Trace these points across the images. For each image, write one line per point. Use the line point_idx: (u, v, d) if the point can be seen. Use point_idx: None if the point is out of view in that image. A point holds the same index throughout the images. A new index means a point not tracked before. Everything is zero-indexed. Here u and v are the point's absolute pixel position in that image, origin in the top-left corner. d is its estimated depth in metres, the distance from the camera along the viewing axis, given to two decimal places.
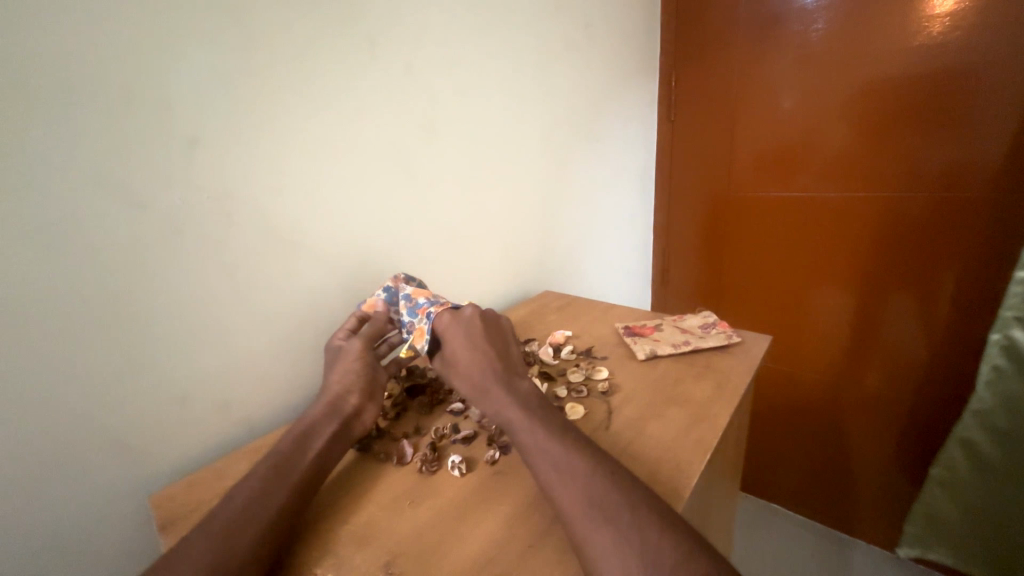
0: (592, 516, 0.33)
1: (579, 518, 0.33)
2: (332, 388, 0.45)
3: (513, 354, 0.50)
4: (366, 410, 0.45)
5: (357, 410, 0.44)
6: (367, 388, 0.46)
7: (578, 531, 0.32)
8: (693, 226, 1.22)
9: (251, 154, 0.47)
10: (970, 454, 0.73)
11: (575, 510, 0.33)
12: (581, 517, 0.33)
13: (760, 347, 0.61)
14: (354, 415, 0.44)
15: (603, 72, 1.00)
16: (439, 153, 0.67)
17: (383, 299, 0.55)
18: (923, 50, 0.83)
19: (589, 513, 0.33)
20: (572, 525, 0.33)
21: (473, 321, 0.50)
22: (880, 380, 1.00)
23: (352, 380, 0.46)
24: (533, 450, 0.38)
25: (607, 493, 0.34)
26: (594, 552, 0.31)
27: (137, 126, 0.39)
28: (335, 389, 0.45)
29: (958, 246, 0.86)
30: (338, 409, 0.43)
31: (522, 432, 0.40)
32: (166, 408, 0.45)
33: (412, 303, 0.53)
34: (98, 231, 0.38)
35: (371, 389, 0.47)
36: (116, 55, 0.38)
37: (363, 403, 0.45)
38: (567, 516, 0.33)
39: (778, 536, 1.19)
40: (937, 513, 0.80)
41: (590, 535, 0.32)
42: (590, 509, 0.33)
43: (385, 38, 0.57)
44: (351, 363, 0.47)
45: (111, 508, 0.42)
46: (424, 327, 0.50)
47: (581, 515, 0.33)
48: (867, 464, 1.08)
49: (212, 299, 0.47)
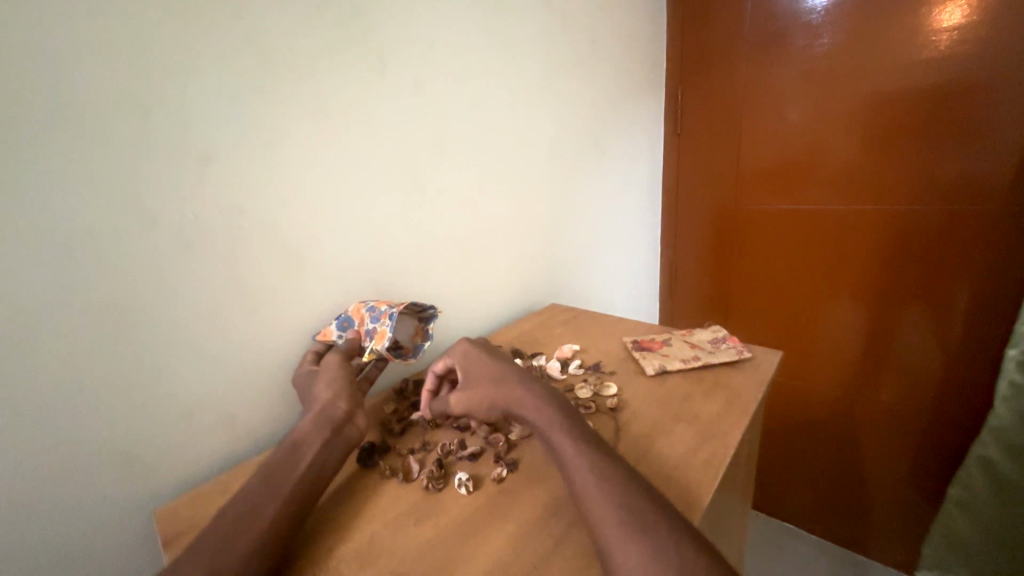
0: (620, 526, 0.32)
1: (611, 526, 0.32)
2: (320, 398, 0.44)
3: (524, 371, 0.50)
4: (358, 416, 0.44)
5: (350, 414, 0.43)
6: (356, 394, 0.45)
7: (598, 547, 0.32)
8: (700, 238, 1.22)
9: (260, 168, 0.48)
10: (988, 474, 0.69)
11: (606, 519, 0.33)
12: (613, 525, 0.32)
13: (770, 362, 0.60)
14: (347, 420, 0.43)
15: (609, 86, 1.01)
16: (447, 167, 0.67)
17: (338, 327, 0.54)
18: (930, 64, 0.82)
19: (619, 522, 0.32)
20: (601, 535, 0.32)
21: (486, 348, 0.53)
22: (894, 395, 0.98)
23: (341, 387, 0.45)
24: (570, 456, 0.38)
25: (617, 512, 0.33)
26: (624, 561, 0.30)
27: (150, 142, 0.40)
28: (324, 398, 0.44)
29: (972, 259, 0.84)
30: (330, 416, 0.42)
31: (563, 446, 0.39)
32: (173, 421, 0.45)
33: (374, 311, 0.53)
34: (108, 243, 0.39)
35: (359, 396, 0.46)
36: (130, 73, 0.39)
37: (355, 408, 0.44)
38: (596, 525, 0.33)
39: (791, 557, 1.15)
40: (955, 535, 0.75)
41: (610, 550, 0.31)
42: (596, 532, 0.32)
43: (395, 56, 0.58)
44: (334, 374, 0.47)
45: (112, 523, 0.42)
46: (386, 328, 0.51)
47: (611, 524, 0.32)
48: (882, 483, 1.05)
49: (221, 312, 0.47)
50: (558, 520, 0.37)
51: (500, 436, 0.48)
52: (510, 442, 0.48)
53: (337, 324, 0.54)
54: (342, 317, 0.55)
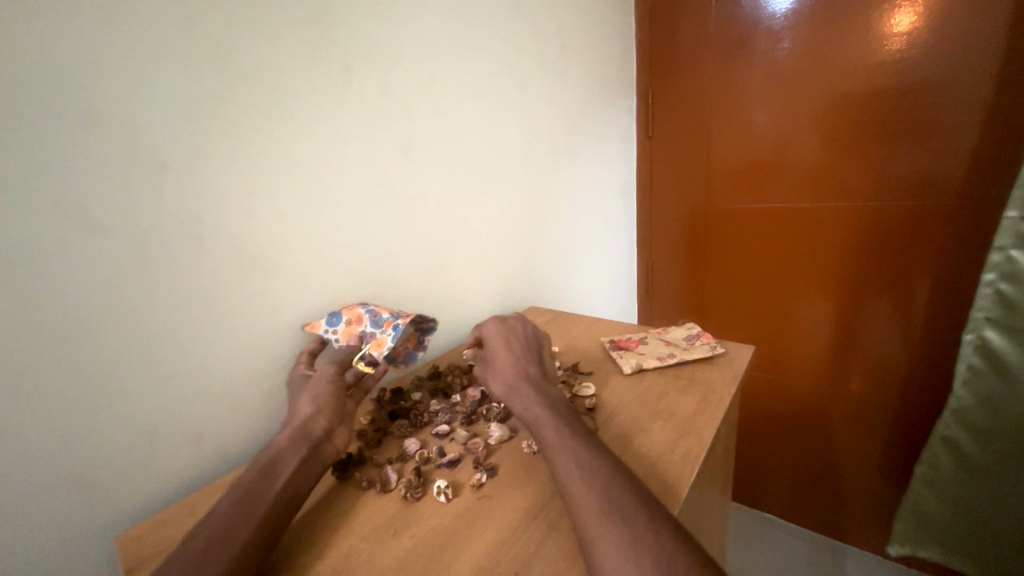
0: (606, 515, 0.32)
1: (592, 521, 0.32)
2: (301, 413, 0.44)
3: (547, 368, 0.50)
4: (337, 433, 0.44)
5: (329, 433, 0.43)
6: (338, 411, 0.45)
7: (589, 533, 0.32)
8: (674, 237, 1.24)
9: (222, 176, 0.46)
10: (953, 452, 0.66)
11: (591, 508, 0.33)
12: (594, 519, 0.32)
13: (743, 357, 0.61)
14: (325, 438, 0.42)
15: (580, 90, 1.02)
16: (417, 172, 0.67)
17: (328, 321, 0.54)
18: (886, 66, 0.86)
19: (603, 511, 0.33)
20: (584, 525, 0.33)
21: (515, 333, 0.53)
22: (864, 384, 1.01)
23: (324, 402, 0.45)
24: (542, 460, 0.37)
25: (598, 503, 0.33)
26: (601, 570, 0.30)
27: (105, 154, 0.39)
28: (304, 412, 0.43)
29: (932, 250, 0.88)
30: (309, 434, 0.42)
31: (545, 429, 0.41)
32: (136, 441, 0.43)
33: (375, 317, 0.53)
34: (55, 259, 0.37)
35: (342, 412, 0.46)
36: (77, 80, 0.37)
37: (334, 426, 0.44)
38: (582, 516, 0.33)
39: (773, 547, 1.17)
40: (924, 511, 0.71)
41: (601, 536, 0.31)
42: (582, 521, 0.33)
43: (360, 61, 0.57)
44: (321, 388, 0.46)
45: (66, 553, 0.40)
46: (386, 338, 0.50)
47: (596, 514, 0.33)
48: (856, 469, 1.08)
49: (183, 325, 0.45)
50: (538, 524, 0.37)
51: (479, 442, 0.48)
52: (489, 447, 0.48)
53: (327, 317, 0.54)
54: (334, 313, 0.55)
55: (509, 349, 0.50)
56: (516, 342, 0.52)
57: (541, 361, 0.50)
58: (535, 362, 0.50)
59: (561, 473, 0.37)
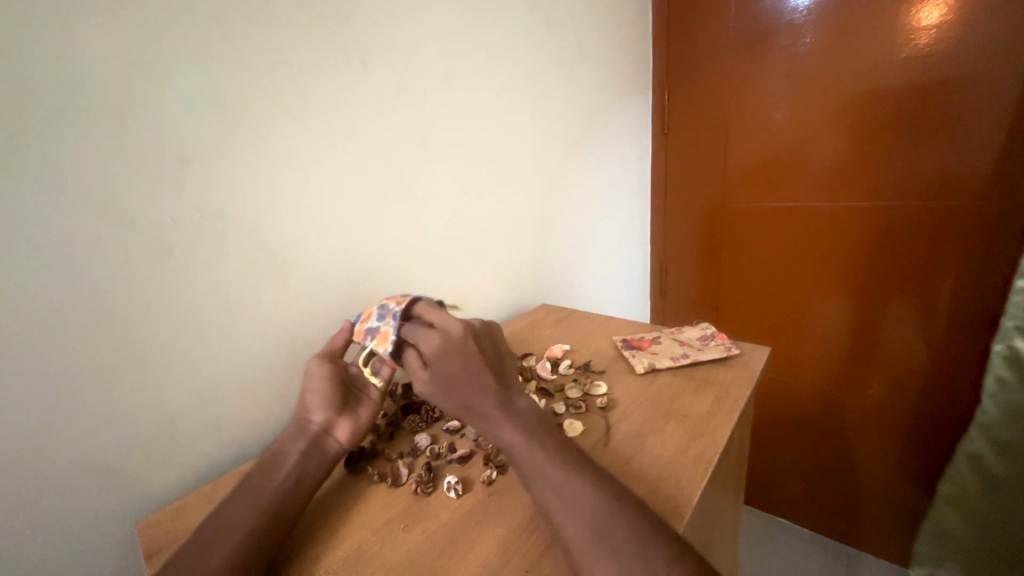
0: (594, 543, 0.32)
1: (580, 548, 0.32)
2: (302, 406, 0.44)
3: (507, 368, 0.44)
4: (336, 428, 0.43)
5: (327, 427, 0.43)
6: (338, 402, 0.45)
7: (578, 559, 0.32)
8: (690, 235, 1.22)
9: (242, 171, 0.47)
10: (976, 468, 0.64)
11: (577, 536, 0.33)
12: (582, 548, 0.32)
13: (759, 359, 0.60)
14: (324, 432, 0.43)
15: (597, 86, 1.01)
16: (432, 169, 0.67)
17: (352, 321, 0.51)
18: (912, 62, 0.83)
19: (590, 539, 0.32)
20: (573, 553, 0.32)
21: (464, 340, 0.42)
22: (883, 389, 0.99)
23: (319, 394, 0.45)
24: (549, 461, 0.37)
25: (586, 526, 0.33)
26: None
27: (129, 149, 0.40)
28: (304, 406, 0.44)
29: (957, 253, 0.86)
30: (308, 428, 0.42)
31: (521, 454, 0.38)
32: (156, 430, 0.44)
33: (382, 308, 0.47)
34: (84, 252, 0.38)
35: (337, 404, 0.45)
36: (104, 77, 0.38)
37: (334, 419, 0.44)
38: (570, 543, 0.33)
39: (785, 552, 1.16)
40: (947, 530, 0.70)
41: (590, 564, 0.31)
42: (571, 546, 0.32)
43: (378, 59, 0.58)
44: (318, 378, 0.45)
45: (89, 537, 0.41)
46: (388, 330, 0.45)
47: (583, 542, 0.32)
48: (872, 475, 1.06)
49: (202, 318, 0.46)
50: (548, 523, 0.37)
51: (490, 438, 0.48)
52: None
53: (354, 317, 0.51)
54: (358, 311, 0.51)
55: (465, 365, 0.41)
56: (468, 351, 0.42)
57: (502, 371, 0.43)
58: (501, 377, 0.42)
59: (541, 496, 0.35)
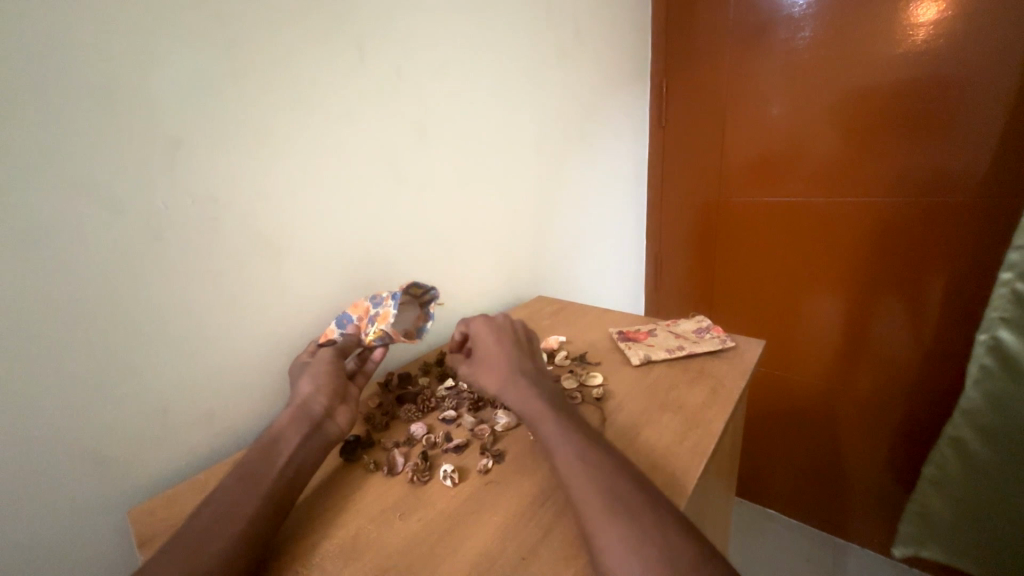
0: (607, 510, 0.32)
1: (595, 514, 0.32)
2: (300, 393, 0.44)
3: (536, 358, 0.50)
4: (338, 413, 0.44)
5: (329, 412, 0.43)
6: (338, 389, 0.45)
7: (591, 527, 0.32)
8: (685, 230, 1.22)
9: (236, 156, 0.46)
10: (963, 455, 0.64)
11: (592, 503, 0.33)
12: (596, 514, 0.32)
13: (753, 352, 0.61)
14: (326, 417, 0.43)
15: (595, 77, 1.01)
16: (428, 159, 0.66)
17: (337, 325, 0.52)
18: (909, 58, 0.84)
19: (605, 506, 0.32)
20: (587, 520, 0.32)
21: (502, 325, 0.52)
22: (873, 382, 1.00)
23: (321, 381, 0.45)
24: (554, 443, 0.38)
25: (600, 497, 0.33)
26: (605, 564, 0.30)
27: (121, 132, 0.39)
28: (304, 392, 0.44)
29: (949, 248, 0.87)
30: (310, 412, 0.42)
31: (544, 424, 0.40)
32: (149, 418, 0.44)
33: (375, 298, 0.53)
34: (75, 237, 0.37)
35: (341, 390, 0.45)
36: (93, 56, 0.37)
37: (335, 406, 0.44)
38: (585, 510, 0.33)
39: (774, 542, 1.18)
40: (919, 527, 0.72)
41: (603, 529, 0.31)
42: (584, 513, 0.33)
43: (373, 43, 0.57)
44: (320, 367, 0.46)
45: (82, 524, 0.40)
46: (389, 309, 0.50)
47: (598, 508, 0.32)
48: (861, 467, 1.08)
49: (195, 306, 0.45)
50: (544, 512, 0.37)
51: (486, 428, 0.48)
52: (495, 433, 0.48)
53: (336, 322, 0.53)
54: (341, 315, 0.53)
55: (501, 342, 0.49)
56: (506, 333, 0.51)
57: (533, 355, 0.50)
58: (529, 355, 0.49)
59: (561, 466, 0.36)
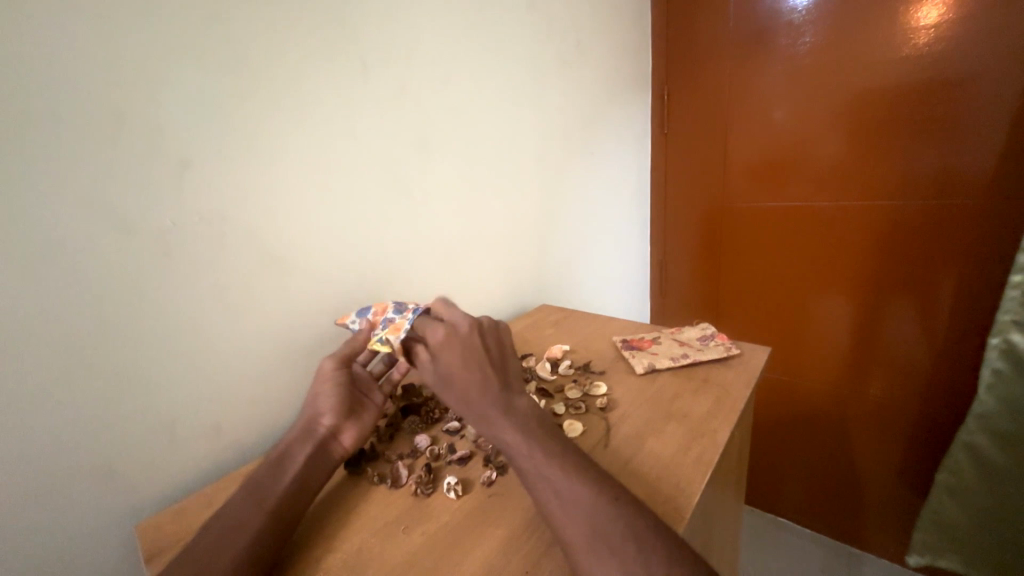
0: (592, 539, 0.32)
1: (578, 544, 0.32)
2: (307, 411, 0.44)
3: (507, 368, 0.45)
4: (344, 432, 0.44)
5: (334, 431, 0.43)
6: (344, 406, 0.45)
7: (577, 553, 0.32)
8: (690, 236, 1.22)
9: (241, 172, 0.47)
10: (977, 461, 0.63)
11: (575, 531, 0.33)
12: (581, 542, 0.32)
13: (759, 359, 0.60)
14: (331, 437, 0.43)
15: (596, 86, 1.01)
16: (431, 171, 0.67)
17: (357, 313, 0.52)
18: (912, 61, 0.83)
19: (590, 535, 0.32)
20: (571, 547, 0.32)
21: (469, 339, 0.44)
22: (884, 387, 0.99)
23: (327, 400, 0.45)
24: (530, 473, 0.37)
25: (586, 522, 0.33)
26: None
27: (128, 151, 0.40)
28: (310, 410, 0.44)
29: (958, 251, 0.86)
30: (315, 431, 0.43)
31: (520, 456, 0.38)
32: (156, 432, 0.44)
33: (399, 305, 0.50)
34: (84, 255, 0.38)
35: (347, 407, 0.45)
36: (102, 79, 0.38)
37: (342, 424, 0.44)
38: (568, 538, 0.33)
39: (787, 552, 1.16)
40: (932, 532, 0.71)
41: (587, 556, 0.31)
42: (568, 540, 0.32)
43: (375, 58, 0.58)
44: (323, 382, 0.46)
45: (89, 539, 0.41)
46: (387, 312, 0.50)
47: (582, 538, 0.32)
48: (873, 474, 1.06)
49: (201, 320, 0.46)
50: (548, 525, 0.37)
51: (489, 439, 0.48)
52: None
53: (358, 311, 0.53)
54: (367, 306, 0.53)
55: (467, 358, 0.43)
56: (471, 347, 0.44)
57: (504, 370, 0.44)
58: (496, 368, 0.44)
59: (539, 494, 0.35)
